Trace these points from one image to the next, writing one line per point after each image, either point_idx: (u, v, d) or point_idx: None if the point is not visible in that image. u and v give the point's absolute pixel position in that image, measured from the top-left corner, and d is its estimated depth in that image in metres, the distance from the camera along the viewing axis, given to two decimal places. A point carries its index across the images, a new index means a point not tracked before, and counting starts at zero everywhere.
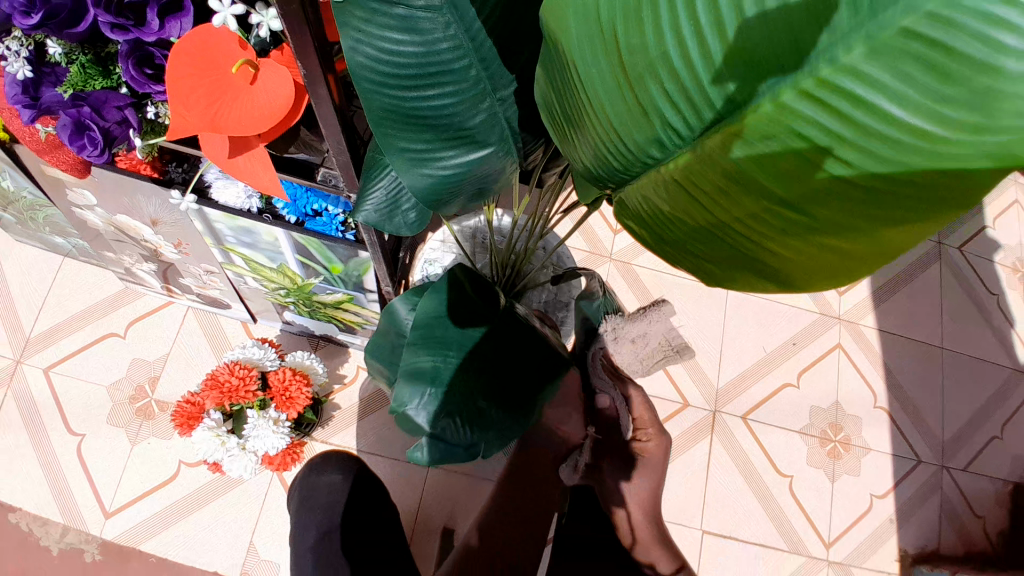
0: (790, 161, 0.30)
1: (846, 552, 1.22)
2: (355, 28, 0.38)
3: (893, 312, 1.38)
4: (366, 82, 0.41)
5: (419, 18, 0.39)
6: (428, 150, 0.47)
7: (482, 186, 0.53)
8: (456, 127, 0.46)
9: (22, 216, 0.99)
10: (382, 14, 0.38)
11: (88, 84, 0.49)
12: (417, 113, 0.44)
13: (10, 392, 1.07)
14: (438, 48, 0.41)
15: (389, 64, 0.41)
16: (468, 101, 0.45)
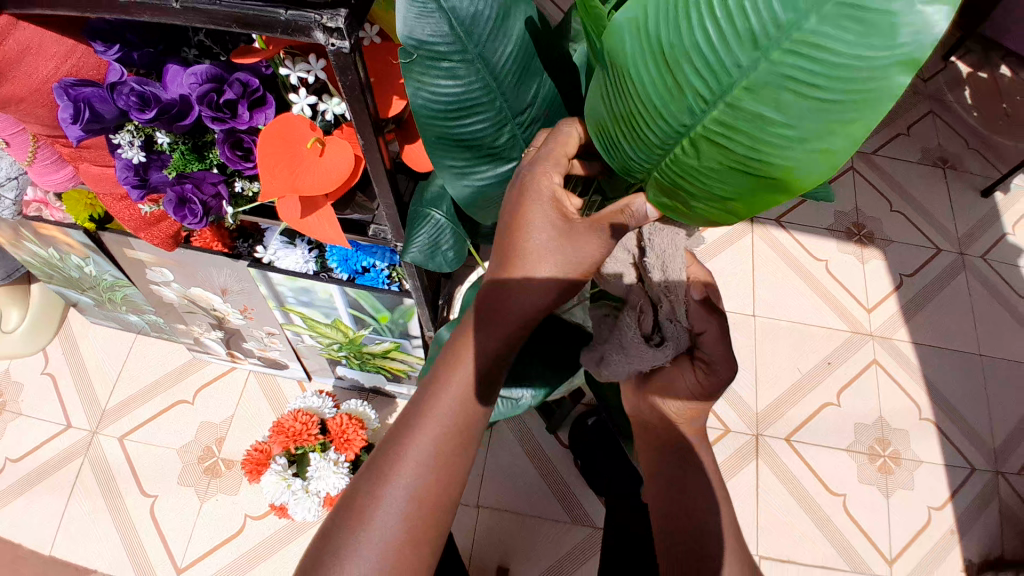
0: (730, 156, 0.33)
1: (910, 568, 1.19)
2: (412, 81, 0.44)
3: (925, 324, 1.40)
4: (422, 122, 0.46)
5: (459, 67, 0.44)
6: (468, 166, 0.51)
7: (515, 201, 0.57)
8: (491, 148, 0.50)
9: (102, 298, 1.09)
10: (432, 66, 0.43)
11: (188, 167, 0.56)
12: (460, 143, 0.49)
13: (87, 460, 1.14)
14: (472, 88, 0.45)
15: (437, 107, 0.45)
16: (497, 126, 0.48)
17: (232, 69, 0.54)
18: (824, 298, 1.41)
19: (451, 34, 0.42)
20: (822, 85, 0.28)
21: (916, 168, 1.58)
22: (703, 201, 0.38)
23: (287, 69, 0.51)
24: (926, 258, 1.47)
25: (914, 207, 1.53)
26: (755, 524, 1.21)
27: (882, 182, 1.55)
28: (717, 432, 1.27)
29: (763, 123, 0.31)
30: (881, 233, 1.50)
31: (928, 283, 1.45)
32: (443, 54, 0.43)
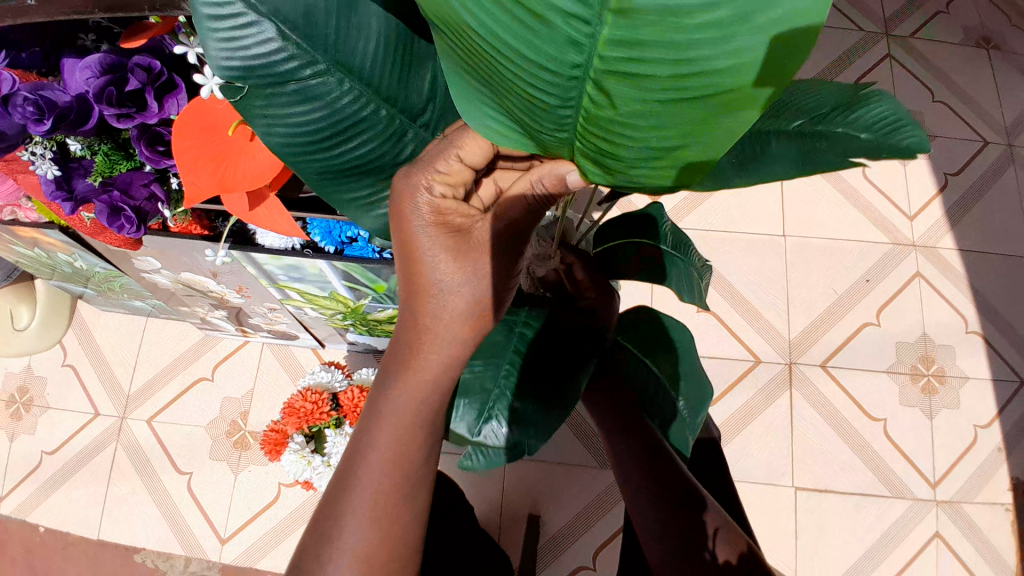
0: (666, 30, 0.22)
1: (955, 489, 1.15)
2: (258, 112, 0.43)
3: (973, 229, 1.29)
4: (289, 157, 0.45)
5: (313, 85, 0.43)
6: (376, 191, 0.50)
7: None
8: (389, 163, 0.49)
9: (102, 288, 1.08)
10: (278, 93, 0.43)
11: (113, 169, 0.54)
12: (347, 164, 0.48)
13: (119, 445, 1.17)
14: (341, 106, 0.44)
15: (300, 132, 0.44)
16: (388, 140, 0.48)
17: (130, 53, 0.50)
18: (861, 210, 1.30)
19: (289, 56, 0.41)
20: None
21: (960, 52, 1.42)
22: (657, 122, 0.27)
23: (183, 45, 0.47)
24: (973, 154, 1.35)
25: (959, 97, 1.38)
26: (790, 456, 1.17)
27: (923, 71, 1.40)
28: (747, 364, 1.22)
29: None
30: (924, 129, 1.36)
31: (977, 181, 1.33)
32: (287, 75, 0.42)
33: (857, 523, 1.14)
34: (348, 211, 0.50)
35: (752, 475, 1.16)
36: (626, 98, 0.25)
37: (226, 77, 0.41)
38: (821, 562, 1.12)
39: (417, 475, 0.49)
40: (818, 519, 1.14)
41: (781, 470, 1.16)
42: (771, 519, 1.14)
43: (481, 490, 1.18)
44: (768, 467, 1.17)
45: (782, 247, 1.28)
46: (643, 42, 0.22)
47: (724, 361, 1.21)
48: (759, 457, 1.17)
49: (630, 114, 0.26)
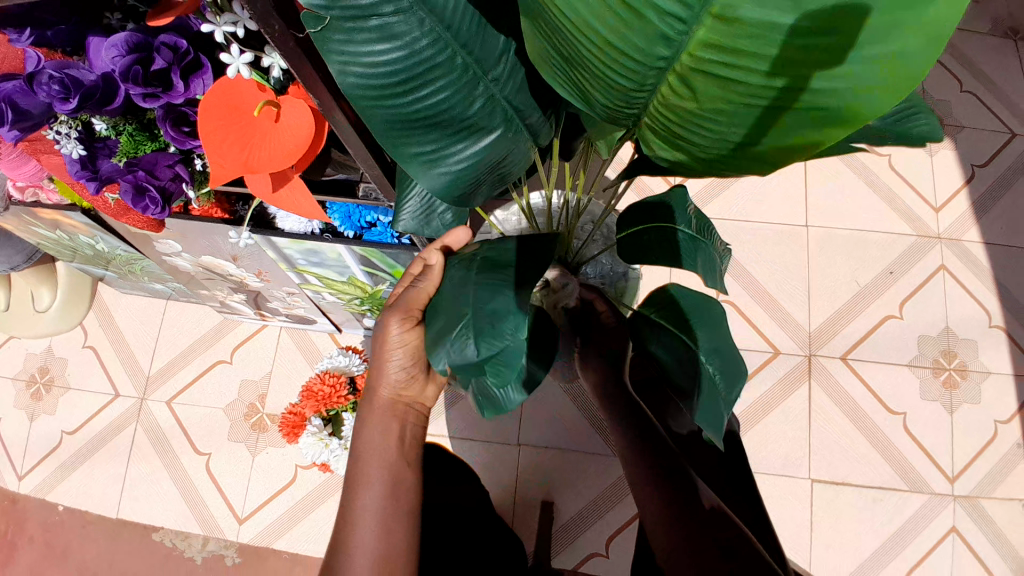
0: (742, 61, 0.34)
1: (973, 486, 1.14)
2: (335, 49, 0.41)
3: (1000, 221, 1.27)
4: (360, 98, 0.44)
5: (394, 23, 0.41)
6: (439, 147, 0.49)
7: (504, 172, 0.54)
8: (460, 117, 0.47)
9: (123, 270, 1.09)
10: (357, 30, 0.41)
11: (138, 149, 0.55)
12: (416, 112, 0.46)
13: (139, 426, 1.18)
14: (419, 47, 0.43)
15: (374, 74, 0.43)
16: (463, 91, 0.46)
17: (155, 33, 0.50)
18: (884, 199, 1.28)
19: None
20: None
21: (987, 42, 1.39)
22: (734, 119, 0.38)
23: (211, 24, 0.47)
24: (1000, 144, 1.32)
25: (988, 87, 1.36)
26: (807, 448, 1.16)
27: (951, 60, 1.37)
28: (766, 355, 1.21)
29: (768, 47, 0.32)
30: (950, 119, 1.33)
31: (1003, 173, 1.30)
32: (370, 10, 0.40)
33: (872, 517, 1.13)
34: (409, 163, 0.49)
35: (768, 466, 1.16)
36: (703, 107, 0.38)
37: (310, 6, 0.39)
38: (835, 555, 1.12)
39: (398, 491, 0.62)
40: (833, 512, 1.13)
41: (797, 461, 1.15)
42: (785, 511, 1.13)
43: (496, 476, 1.18)
44: (783, 459, 1.16)
45: (803, 239, 1.26)
46: (761, 49, 0.32)
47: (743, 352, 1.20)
48: (775, 447, 1.16)
49: (691, 111, 0.39)
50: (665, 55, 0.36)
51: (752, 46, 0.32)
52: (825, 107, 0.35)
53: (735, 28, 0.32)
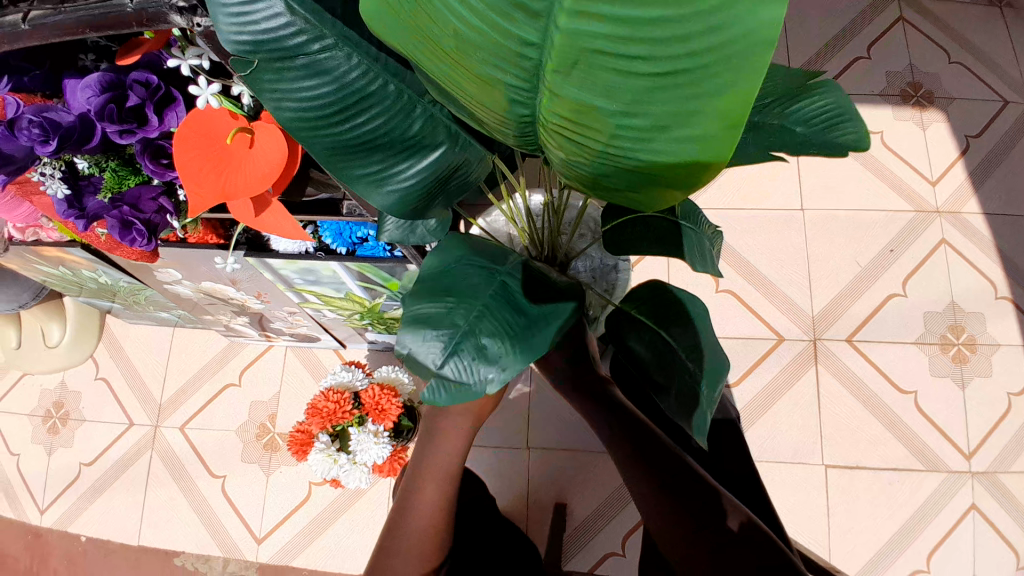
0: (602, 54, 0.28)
1: (991, 460, 1.13)
2: (267, 88, 0.43)
3: (999, 191, 1.26)
4: (299, 131, 0.45)
5: (322, 59, 0.42)
6: (385, 170, 0.49)
7: (462, 181, 0.54)
8: (402, 138, 0.48)
9: (128, 301, 1.11)
10: (286, 68, 0.42)
11: (122, 184, 0.57)
12: (358, 140, 0.47)
13: (155, 454, 1.20)
14: (352, 77, 0.44)
15: (310, 107, 0.44)
16: (401, 114, 0.47)
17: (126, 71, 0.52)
18: (880, 178, 1.27)
19: (295, 29, 0.40)
20: (650, 33, 0.27)
21: (974, 11, 1.38)
22: (613, 153, 0.36)
23: (178, 58, 0.49)
24: (994, 114, 1.31)
25: (978, 57, 1.34)
26: (818, 433, 1.15)
27: (939, 32, 1.36)
28: (770, 342, 1.20)
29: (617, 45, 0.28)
30: (942, 92, 1.32)
31: (999, 142, 1.29)
32: (296, 48, 0.41)
33: (889, 497, 1.12)
34: (358, 188, 0.49)
35: (781, 454, 1.15)
36: (595, 109, 0.33)
37: (237, 51, 0.40)
38: (854, 539, 1.11)
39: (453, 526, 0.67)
40: (849, 494, 1.12)
41: (809, 446, 1.14)
42: (800, 497, 1.13)
43: (508, 480, 1.19)
44: (795, 445, 1.15)
45: (801, 223, 1.25)
46: (595, 109, 0.33)
47: (747, 341, 1.20)
48: (787, 434, 1.16)
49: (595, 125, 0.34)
50: (531, 85, 0.33)
51: (584, 106, 0.33)
52: (694, 138, 0.33)
53: (583, 56, 0.29)
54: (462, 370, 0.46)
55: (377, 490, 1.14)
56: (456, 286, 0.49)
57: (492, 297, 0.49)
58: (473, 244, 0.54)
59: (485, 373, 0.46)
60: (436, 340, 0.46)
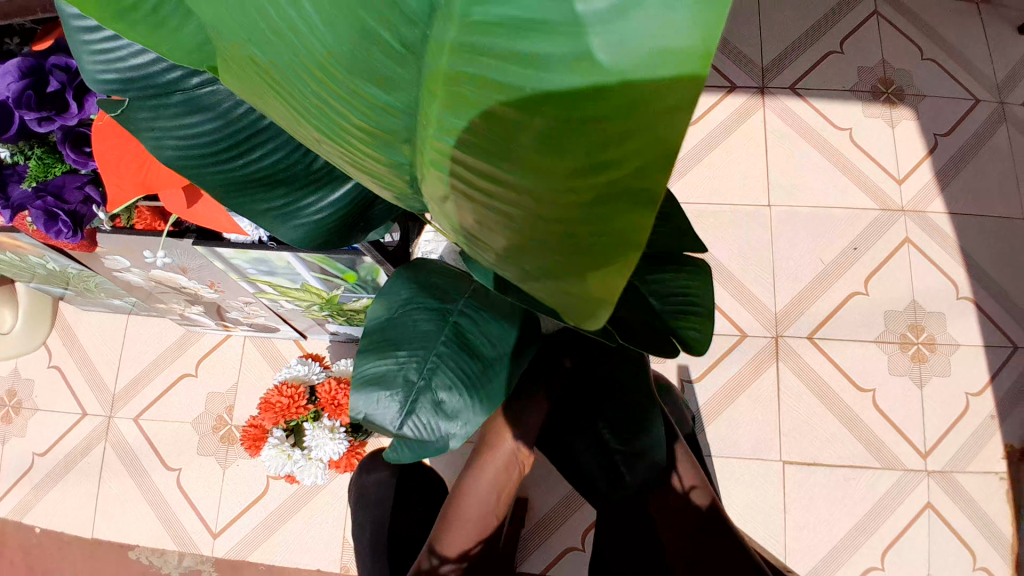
0: None
1: (947, 459, 1.14)
2: (142, 127, 0.37)
3: (963, 191, 1.26)
4: (186, 172, 0.39)
5: (201, 93, 0.38)
6: (295, 206, 0.42)
7: (399, 218, 0.48)
8: (310, 168, 0.41)
9: (80, 288, 1.08)
10: (163, 105, 0.37)
11: (48, 172, 0.55)
12: (258, 175, 0.40)
13: (108, 444, 1.18)
14: (237, 109, 0.38)
15: (194, 147, 0.38)
16: (305, 146, 0.40)
17: (47, 55, 0.50)
18: (847, 175, 1.27)
19: (165, 60, 0.36)
20: None
21: (949, 7, 1.38)
22: None
23: None
24: (963, 114, 1.31)
25: (949, 56, 1.34)
26: (778, 430, 1.16)
27: (912, 29, 1.36)
28: (733, 339, 1.20)
29: None
30: (912, 90, 1.32)
31: (967, 142, 1.29)
32: (170, 84, 0.37)
33: (843, 496, 1.13)
34: (271, 227, 0.43)
35: (740, 451, 1.15)
36: None
37: (105, 90, 0.38)
38: (810, 536, 1.11)
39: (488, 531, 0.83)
40: (806, 494, 1.13)
41: (768, 443, 1.15)
42: (758, 494, 1.13)
43: None
44: (755, 441, 1.15)
45: (768, 221, 1.25)
46: None
47: (709, 338, 1.20)
48: (747, 431, 1.16)
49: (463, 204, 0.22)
50: None
51: None
52: None
53: None
54: (421, 428, 0.50)
55: (336, 483, 1.13)
56: (405, 336, 0.50)
57: (444, 344, 0.50)
58: (423, 277, 0.53)
59: (444, 428, 0.50)
60: (391, 402, 0.50)
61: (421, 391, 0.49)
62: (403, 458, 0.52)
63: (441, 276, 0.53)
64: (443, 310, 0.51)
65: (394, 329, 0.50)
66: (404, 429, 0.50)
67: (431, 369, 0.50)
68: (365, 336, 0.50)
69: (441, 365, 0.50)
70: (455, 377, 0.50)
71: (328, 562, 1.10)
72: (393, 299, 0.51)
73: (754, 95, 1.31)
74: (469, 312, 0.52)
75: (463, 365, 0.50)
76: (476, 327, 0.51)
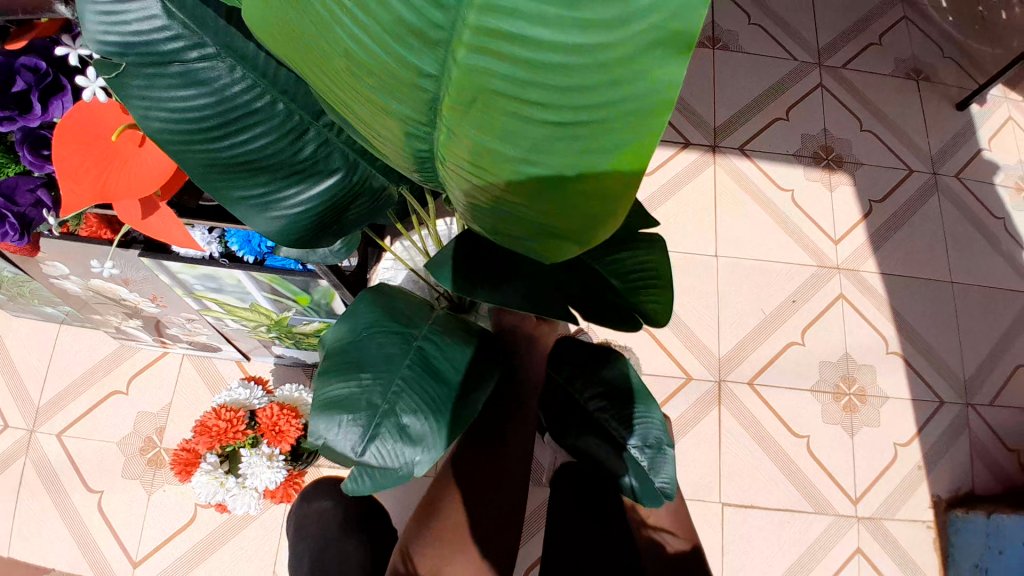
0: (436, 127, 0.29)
1: (875, 507, 1.18)
2: (136, 95, 0.39)
3: (896, 253, 1.34)
4: (170, 143, 0.41)
5: (199, 70, 0.40)
6: (268, 194, 0.46)
7: (356, 214, 0.52)
8: (291, 161, 0.45)
9: (10, 293, 1.02)
10: (159, 75, 0.39)
11: (1, 172, 0.53)
12: (239, 159, 0.43)
13: (28, 460, 1.11)
14: (232, 94, 0.41)
15: (182, 120, 0.40)
16: (287, 137, 0.44)
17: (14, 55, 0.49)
18: (790, 230, 1.33)
19: (172, 35, 0.38)
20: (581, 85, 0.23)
21: (889, 83, 1.48)
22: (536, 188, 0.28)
23: (68, 48, 0.48)
24: (897, 181, 1.39)
25: (886, 126, 1.44)
26: (718, 471, 1.18)
27: (854, 99, 1.45)
28: (679, 381, 1.22)
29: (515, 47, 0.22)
30: (850, 156, 1.41)
31: (900, 208, 1.37)
32: (172, 56, 0.39)
33: (778, 539, 1.15)
34: (241, 210, 0.46)
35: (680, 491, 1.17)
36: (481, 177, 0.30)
37: (103, 52, 0.38)
38: None
39: None
40: (744, 536, 1.15)
41: (709, 485, 1.17)
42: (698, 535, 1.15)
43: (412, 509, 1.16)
44: (696, 483, 1.17)
45: (715, 268, 1.29)
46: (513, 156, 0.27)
47: (656, 378, 1.22)
48: (689, 472, 1.18)
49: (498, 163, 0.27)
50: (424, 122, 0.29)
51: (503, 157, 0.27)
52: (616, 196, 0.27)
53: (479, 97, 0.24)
54: (385, 455, 0.47)
55: (271, 512, 1.09)
56: (370, 359, 0.49)
57: (410, 366, 0.49)
58: (383, 301, 0.54)
59: (409, 454, 0.48)
60: (353, 427, 0.47)
61: (386, 413, 0.47)
62: (362, 489, 0.51)
63: (410, 308, 0.55)
64: (410, 334, 0.52)
65: (360, 350, 0.50)
66: (365, 459, 0.47)
67: (397, 391, 0.48)
68: (328, 358, 0.50)
69: (408, 388, 0.48)
70: (422, 402, 0.48)
71: None
72: (358, 322, 0.52)
73: (707, 148, 1.37)
74: (434, 338, 0.53)
75: (429, 388, 0.49)
76: (440, 353, 0.51)
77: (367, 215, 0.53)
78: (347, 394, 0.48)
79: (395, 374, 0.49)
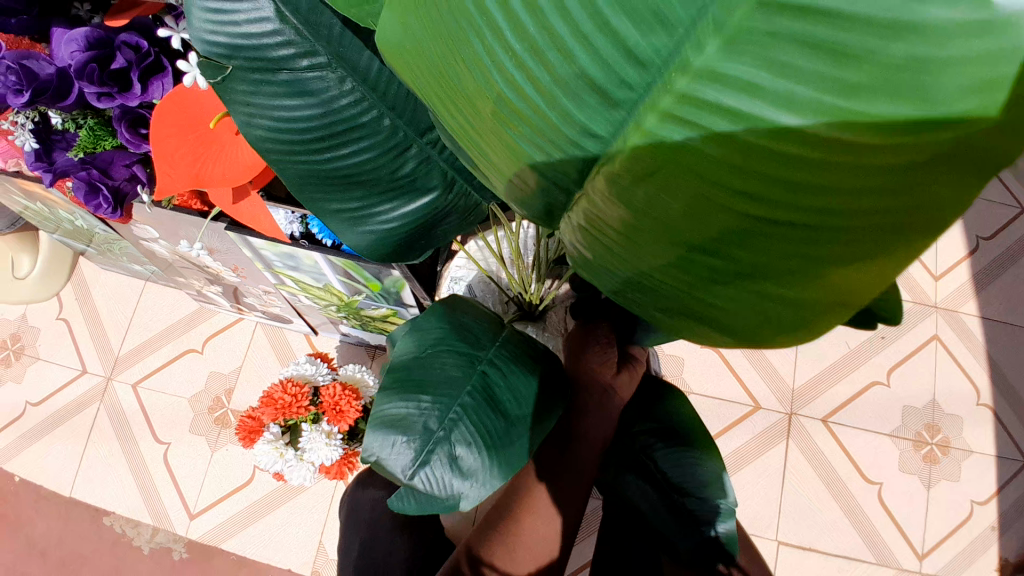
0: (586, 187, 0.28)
1: (941, 566, 1.11)
2: (239, 100, 0.39)
3: (998, 297, 1.24)
4: (270, 153, 0.41)
5: (307, 79, 0.39)
6: (364, 209, 0.45)
7: (444, 236, 0.50)
8: (390, 176, 0.44)
9: (102, 247, 1.07)
10: (264, 82, 0.39)
11: (98, 145, 0.53)
12: (337, 172, 0.43)
13: (103, 406, 1.17)
14: (338, 102, 0.40)
15: (286, 128, 0.40)
16: (387, 151, 0.43)
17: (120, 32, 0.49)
18: None
19: (283, 41, 0.37)
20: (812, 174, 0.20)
21: None
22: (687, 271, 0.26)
23: (169, 28, 0.48)
24: (1008, 219, 1.28)
25: None
26: (777, 507, 1.13)
27: None
28: (745, 409, 1.17)
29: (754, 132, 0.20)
30: None
31: (1008, 249, 1.27)
32: (280, 62, 0.38)
33: None
34: (334, 223, 0.45)
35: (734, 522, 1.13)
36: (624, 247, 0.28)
37: (209, 53, 0.37)
38: None
39: None
40: None
41: (765, 520, 1.12)
42: None
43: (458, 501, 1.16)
44: (752, 516, 1.13)
45: None
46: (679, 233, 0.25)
47: (720, 403, 1.17)
48: (745, 503, 1.13)
49: (654, 236, 0.26)
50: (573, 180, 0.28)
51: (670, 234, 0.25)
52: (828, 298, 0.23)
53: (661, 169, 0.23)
54: (433, 482, 0.45)
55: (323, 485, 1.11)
56: (432, 377, 0.48)
57: (469, 394, 0.48)
58: (453, 319, 0.53)
59: (457, 487, 0.46)
60: (406, 448, 0.46)
61: (439, 438, 0.46)
62: (406, 508, 0.48)
63: (476, 327, 0.54)
64: (474, 357, 0.50)
65: (423, 369, 0.49)
66: (414, 482, 0.45)
67: (453, 416, 0.47)
68: (390, 372, 0.49)
69: (465, 415, 0.47)
70: (477, 431, 0.47)
71: (301, 565, 1.08)
72: (424, 338, 0.51)
73: None
74: (498, 363, 0.51)
75: (487, 417, 0.47)
76: (504, 380, 0.50)
77: (457, 234, 0.52)
78: (403, 413, 0.47)
79: (454, 399, 0.48)
